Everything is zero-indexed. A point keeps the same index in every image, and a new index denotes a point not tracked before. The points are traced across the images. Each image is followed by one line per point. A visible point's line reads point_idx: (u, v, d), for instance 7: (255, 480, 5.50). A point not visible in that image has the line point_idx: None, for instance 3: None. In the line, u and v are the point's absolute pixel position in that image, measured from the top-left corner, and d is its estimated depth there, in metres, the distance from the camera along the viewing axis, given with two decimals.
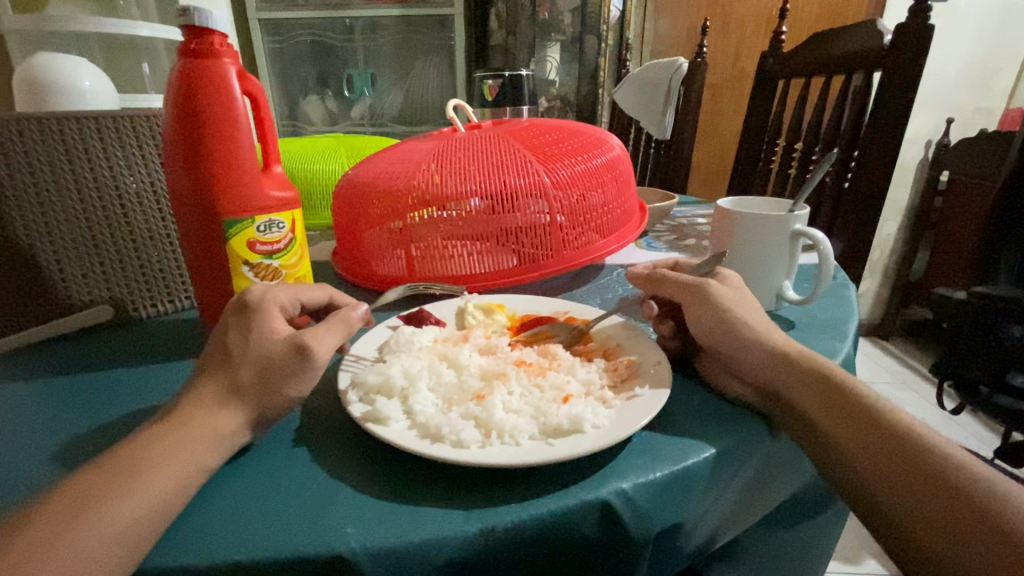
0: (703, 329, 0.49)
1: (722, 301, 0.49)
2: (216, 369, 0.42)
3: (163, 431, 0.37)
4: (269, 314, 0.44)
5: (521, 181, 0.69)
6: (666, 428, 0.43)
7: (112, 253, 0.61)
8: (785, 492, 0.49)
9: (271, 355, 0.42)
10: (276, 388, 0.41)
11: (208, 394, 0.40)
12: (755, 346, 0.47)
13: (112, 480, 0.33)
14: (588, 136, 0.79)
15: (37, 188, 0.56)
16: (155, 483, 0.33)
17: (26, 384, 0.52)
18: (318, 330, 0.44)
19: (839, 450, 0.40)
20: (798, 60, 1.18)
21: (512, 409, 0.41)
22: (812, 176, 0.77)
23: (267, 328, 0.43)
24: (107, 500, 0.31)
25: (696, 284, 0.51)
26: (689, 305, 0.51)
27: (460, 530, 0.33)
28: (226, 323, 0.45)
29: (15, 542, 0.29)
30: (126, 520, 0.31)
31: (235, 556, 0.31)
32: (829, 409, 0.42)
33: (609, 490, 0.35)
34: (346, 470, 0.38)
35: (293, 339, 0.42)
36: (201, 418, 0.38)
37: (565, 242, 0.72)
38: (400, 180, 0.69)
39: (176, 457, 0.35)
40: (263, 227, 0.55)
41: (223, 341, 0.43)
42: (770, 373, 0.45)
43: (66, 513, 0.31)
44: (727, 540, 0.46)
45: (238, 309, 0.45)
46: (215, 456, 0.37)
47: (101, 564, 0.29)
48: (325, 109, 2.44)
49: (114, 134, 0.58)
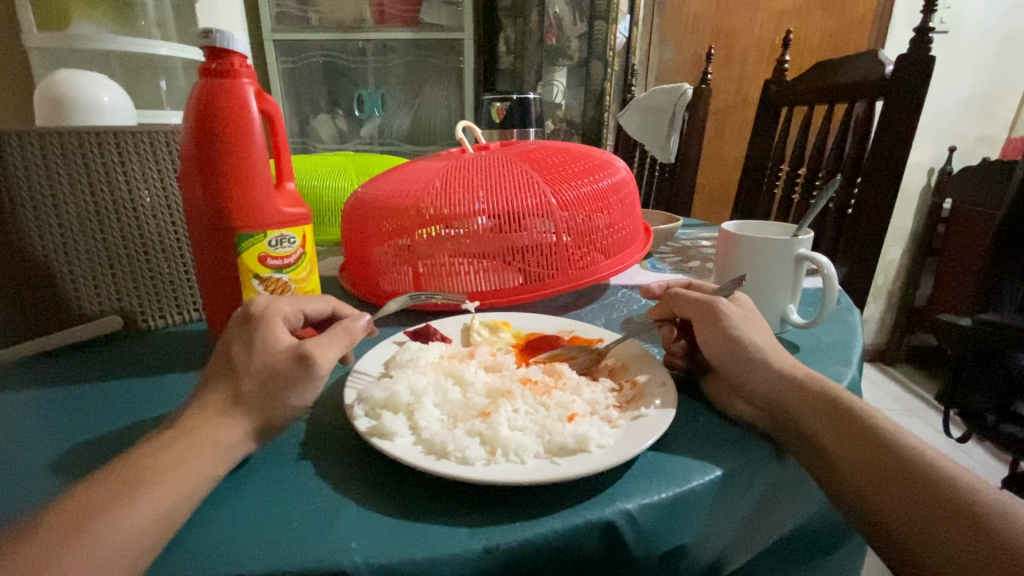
0: (711, 348, 0.50)
1: (730, 321, 0.50)
2: (221, 379, 0.42)
3: (167, 441, 0.37)
4: (272, 325, 0.45)
5: (528, 201, 0.70)
6: (669, 448, 0.43)
7: (124, 264, 0.62)
8: (794, 519, 0.49)
9: (275, 365, 0.42)
10: (280, 397, 0.42)
11: (214, 405, 0.40)
12: (761, 367, 0.47)
13: (114, 492, 0.33)
14: (595, 158, 0.80)
15: (55, 200, 0.57)
16: (157, 496, 0.33)
17: (32, 392, 0.52)
18: (321, 341, 0.44)
19: (845, 472, 0.40)
20: (801, 88, 1.20)
21: (518, 426, 0.41)
22: (815, 202, 0.78)
23: (272, 339, 0.44)
24: (113, 510, 0.31)
25: (705, 304, 0.52)
26: (697, 325, 0.51)
27: (463, 547, 0.33)
28: (231, 333, 0.45)
29: (20, 550, 0.29)
30: (127, 534, 0.31)
31: (236, 569, 0.31)
32: (835, 430, 0.42)
33: (613, 510, 0.35)
34: (349, 485, 0.38)
35: (297, 349, 0.43)
36: (207, 428, 0.38)
37: (570, 262, 0.72)
38: (411, 199, 0.71)
39: (180, 468, 0.35)
40: (275, 242, 0.55)
41: (227, 353, 0.43)
42: (777, 395, 0.45)
43: (71, 522, 0.31)
44: (735, 567, 0.45)
45: (244, 320, 0.45)
46: (218, 468, 0.37)
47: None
48: (335, 128, 2.49)
49: (132, 149, 0.60)
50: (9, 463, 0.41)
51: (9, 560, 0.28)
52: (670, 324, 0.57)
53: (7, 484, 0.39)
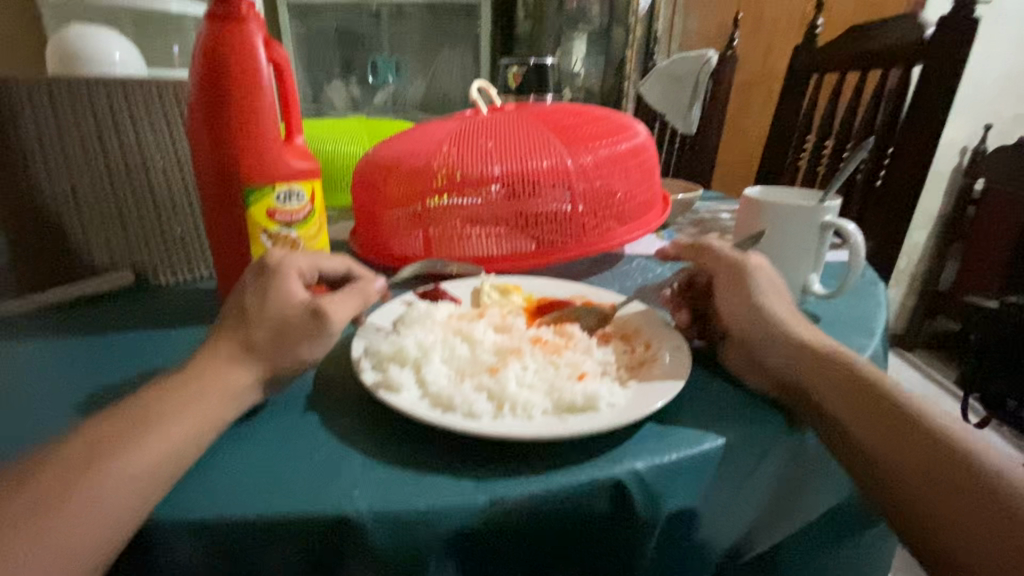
0: (732, 312, 0.49)
1: (756, 284, 0.50)
2: (232, 328, 0.41)
3: (178, 385, 0.37)
4: (287, 277, 0.44)
5: (543, 164, 0.69)
6: (683, 409, 0.41)
7: (134, 219, 0.61)
8: (825, 502, 0.46)
9: (288, 317, 0.42)
10: (291, 349, 0.41)
11: (224, 351, 0.40)
12: (781, 337, 0.45)
13: (125, 432, 0.33)
14: (614, 121, 0.78)
15: (65, 151, 0.57)
16: (168, 438, 0.33)
17: (47, 340, 0.53)
18: (336, 299, 0.44)
19: (865, 451, 0.39)
20: (832, 55, 1.15)
21: (526, 384, 0.41)
22: (841, 171, 0.75)
23: (284, 291, 0.43)
24: (123, 450, 0.31)
25: (736, 261, 0.51)
26: (723, 283, 0.51)
27: (468, 499, 0.32)
28: (244, 281, 0.44)
29: (34, 483, 0.29)
30: (136, 473, 0.31)
31: (243, 513, 0.31)
32: (851, 408, 0.40)
33: (622, 469, 0.34)
34: (355, 436, 0.38)
35: (313, 305, 0.43)
36: (217, 374, 0.38)
37: (585, 229, 0.71)
38: (422, 159, 0.69)
39: (189, 412, 0.35)
40: (283, 196, 0.54)
41: (240, 301, 0.43)
42: (795, 368, 0.43)
43: (83, 460, 0.31)
44: (755, 542, 0.44)
45: (257, 271, 0.44)
46: (226, 412, 0.37)
47: (111, 519, 0.29)
48: (348, 95, 2.44)
49: (139, 99, 0.58)
50: (27, 404, 0.42)
51: (21, 493, 0.29)
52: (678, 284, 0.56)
53: (23, 424, 0.39)
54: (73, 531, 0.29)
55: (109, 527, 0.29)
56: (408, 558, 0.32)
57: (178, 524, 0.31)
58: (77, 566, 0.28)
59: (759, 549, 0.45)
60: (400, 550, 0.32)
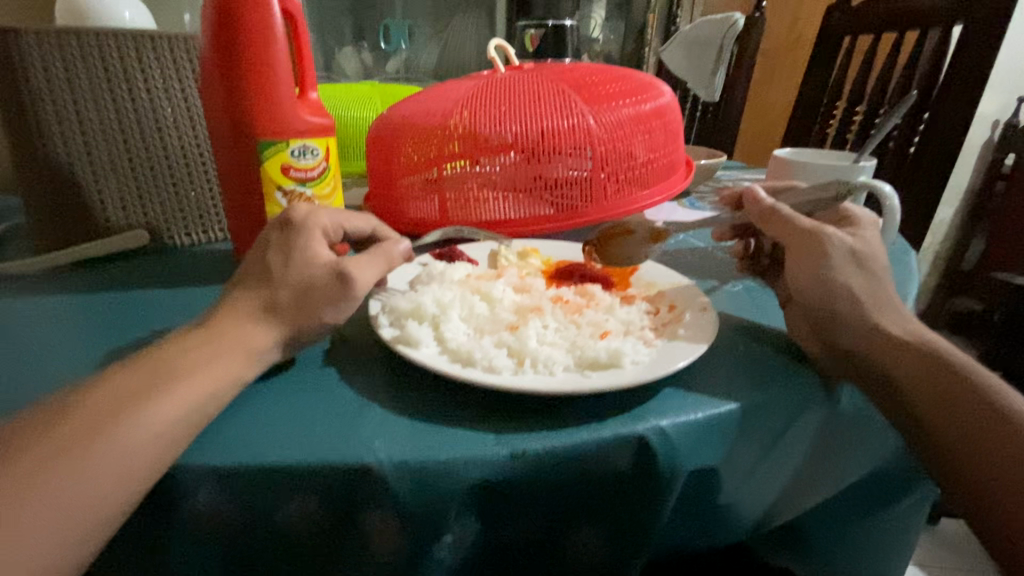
0: (799, 281, 0.44)
1: (832, 258, 0.43)
2: (254, 284, 0.40)
3: (196, 338, 0.36)
4: (313, 235, 0.42)
5: (563, 123, 0.66)
6: (710, 368, 0.40)
7: (149, 177, 0.60)
8: (857, 472, 0.44)
9: (313, 278, 0.40)
10: (313, 312, 0.40)
11: (244, 307, 0.39)
12: (860, 319, 0.42)
13: (144, 384, 0.32)
14: (638, 79, 0.75)
15: (77, 106, 0.56)
16: (188, 392, 0.32)
17: (63, 297, 0.52)
18: (360, 261, 0.42)
19: (953, 456, 0.37)
20: (867, 15, 1.10)
21: (547, 341, 0.40)
22: (874, 135, 0.72)
23: (310, 250, 0.41)
24: (143, 403, 0.31)
25: (811, 232, 0.45)
26: (796, 252, 0.45)
27: (489, 451, 0.32)
28: (267, 237, 0.43)
29: (54, 433, 0.29)
30: (156, 425, 0.30)
31: (263, 460, 0.31)
32: (944, 412, 0.38)
33: (646, 426, 0.33)
34: (373, 390, 0.37)
35: (337, 266, 0.41)
36: (236, 330, 0.37)
37: (605, 192, 0.69)
38: (438, 118, 0.67)
39: (211, 367, 0.34)
40: (298, 152, 0.53)
41: (263, 257, 0.41)
42: (882, 359, 0.40)
43: (103, 413, 0.30)
44: (780, 511, 0.42)
45: (281, 225, 0.43)
46: (246, 366, 0.36)
47: (133, 469, 0.29)
48: (359, 63, 2.31)
49: (152, 54, 0.57)
50: (46, 359, 0.41)
51: (44, 440, 0.29)
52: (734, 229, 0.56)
53: (43, 378, 0.39)
54: (95, 480, 0.28)
55: (131, 477, 0.29)
56: (428, 510, 0.31)
57: (199, 472, 0.31)
58: (100, 514, 0.28)
59: (785, 519, 0.44)
60: (421, 500, 0.31)
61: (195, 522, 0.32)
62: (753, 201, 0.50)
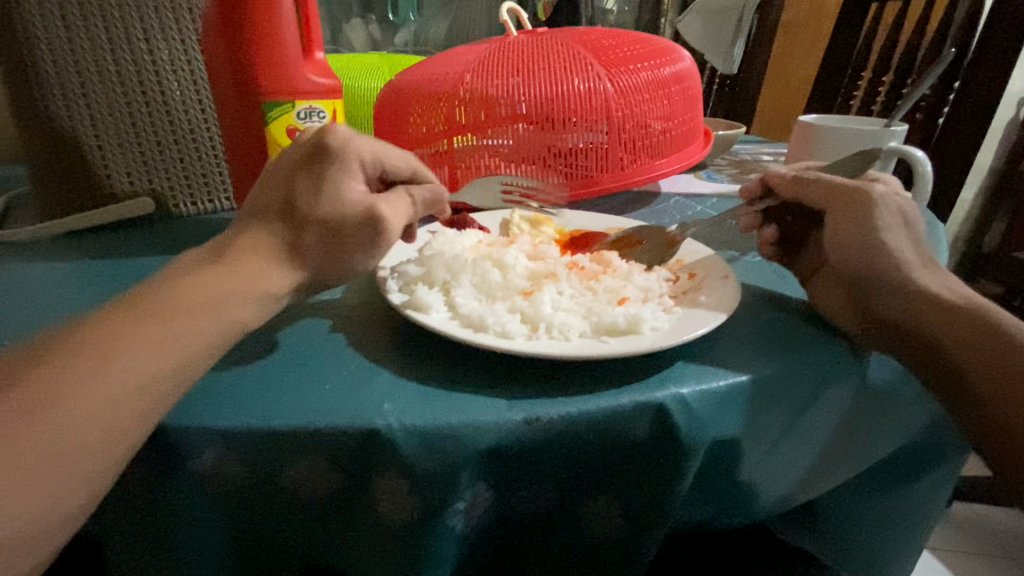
0: (841, 244, 0.41)
1: (879, 220, 0.41)
2: (277, 218, 0.38)
3: (198, 274, 0.34)
4: (347, 170, 0.38)
5: (579, 88, 0.64)
6: (732, 338, 0.38)
7: (152, 142, 0.58)
8: (884, 449, 0.43)
9: (343, 221, 0.37)
10: (341, 256, 0.38)
11: (266, 245, 0.37)
12: (908, 283, 0.40)
13: (130, 327, 0.30)
14: (656, 43, 0.72)
15: (77, 67, 0.54)
16: (185, 337, 0.31)
17: (65, 262, 0.51)
18: (393, 205, 0.40)
19: (1000, 419, 0.36)
20: None
21: (562, 307, 0.38)
22: (904, 103, 0.69)
23: (341, 186, 0.38)
24: (134, 348, 0.29)
25: (858, 191, 0.42)
26: (838, 214, 0.42)
27: (502, 417, 0.31)
28: (294, 162, 0.39)
29: (33, 378, 0.27)
30: (151, 371, 0.29)
31: (267, 423, 0.30)
32: (998, 377, 0.36)
33: (666, 394, 0.32)
34: (382, 355, 0.36)
35: (370, 211, 0.38)
36: (256, 269, 0.35)
37: (620, 162, 0.67)
38: (449, 83, 0.65)
39: (208, 311, 0.32)
40: (304, 114, 0.52)
41: (291, 186, 0.38)
42: (925, 322, 0.39)
43: (85, 356, 0.28)
44: (802, 489, 0.41)
45: (312, 152, 0.39)
46: (251, 311, 0.34)
47: (127, 417, 0.28)
48: None
49: (152, 12, 0.54)
50: (39, 322, 0.40)
51: (22, 385, 0.26)
52: (763, 209, 0.51)
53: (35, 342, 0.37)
54: (87, 427, 0.27)
55: (124, 424, 0.28)
56: (438, 477, 0.30)
57: (201, 435, 0.30)
58: (94, 462, 0.27)
59: (807, 498, 0.42)
60: (431, 466, 0.30)
61: (199, 485, 0.31)
62: (776, 178, 0.48)
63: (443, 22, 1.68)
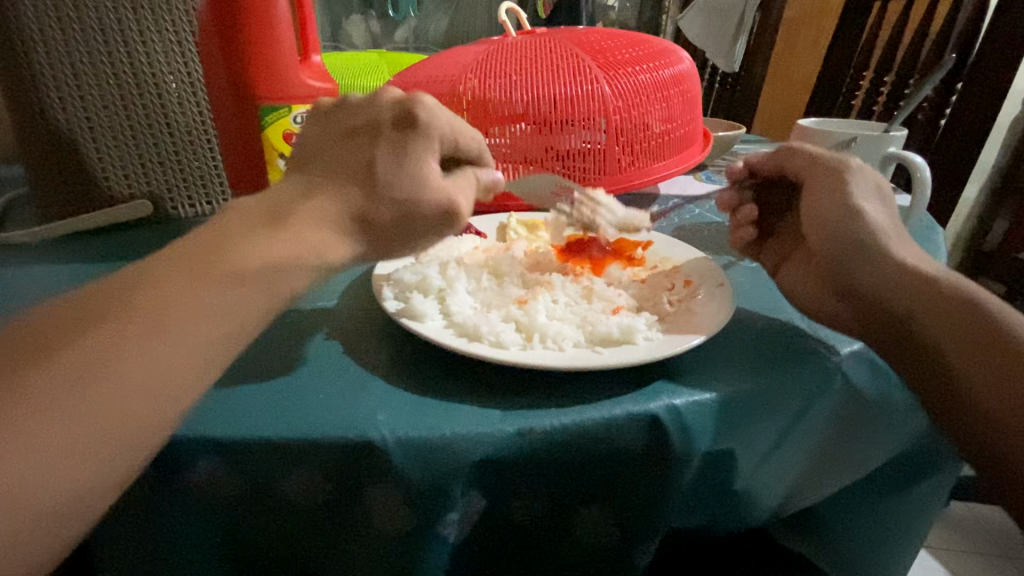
0: (814, 211, 0.44)
1: (854, 189, 0.44)
2: (349, 180, 0.34)
3: (265, 233, 0.31)
4: (432, 149, 0.35)
5: (578, 90, 0.64)
6: (728, 351, 0.38)
7: (150, 144, 0.58)
8: (878, 457, 0.42)
9: (419, 206, 0.34)
10: (405, 241, 0.36)
11: (327, 211, 0.33)
12: (881, 254, 0.41)
13: (188, 287, 0.28)
14: (656, 45, 0.71)
15: (74, 70, 0.53)
16: (244, 306, 0.29)
17: (60, 267, 0.51)
18: (464, 191, 0.37)
19: (962, 391, 0.36)
20: None
21: (557, 316, 0.39)
22: (904, 106, 0.68)
23: (423, 166, 0.35)
24: (185, 319, 0.27)
25: (834, 164, 0.45)
26: (815, 184, 0.45)
27: (496, 428, 0.31)
28: (376, 127, 0.35)
29: (84, 340, 0.25)
30: (202, 337, 0.28)
31: (261, 434, 0.30)
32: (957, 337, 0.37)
33: (658, 404, 0.32)
34: (377, 364, 0.36)
35: (449, 199, 0.35)
36: (317, 236, 0.32)
37: (618, 165, 0.66)
38: (447, 85, 0.65)
39: (267, 281, 0.30)
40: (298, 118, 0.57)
41: (370, 153, 0.34)
42: (886, 292, 0.39)
43: (136, 328, 0.26)
44: (796, 496, 0.41)
45: (400, 119, 0.35)
46: (309, 280, 0.32)
47: (177, 384, 0.27)
48: None
49: (149, 14, 0.53)
50: None
51: (76, 345, 0.25)
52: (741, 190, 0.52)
53: None
54: (141, 395, 0.26)
55: (176, 390, 0.27)
56: (431, 486, 0.30)
57: (201, 445, 0.30)
58: (145, 429, 0.26)
59: (803, 505, 0.42)
60: (426, 478, 0.30)
61: (196, 495, 0.31)
62: (757, 158, 0.50)
63: (443, 19, 1.64)
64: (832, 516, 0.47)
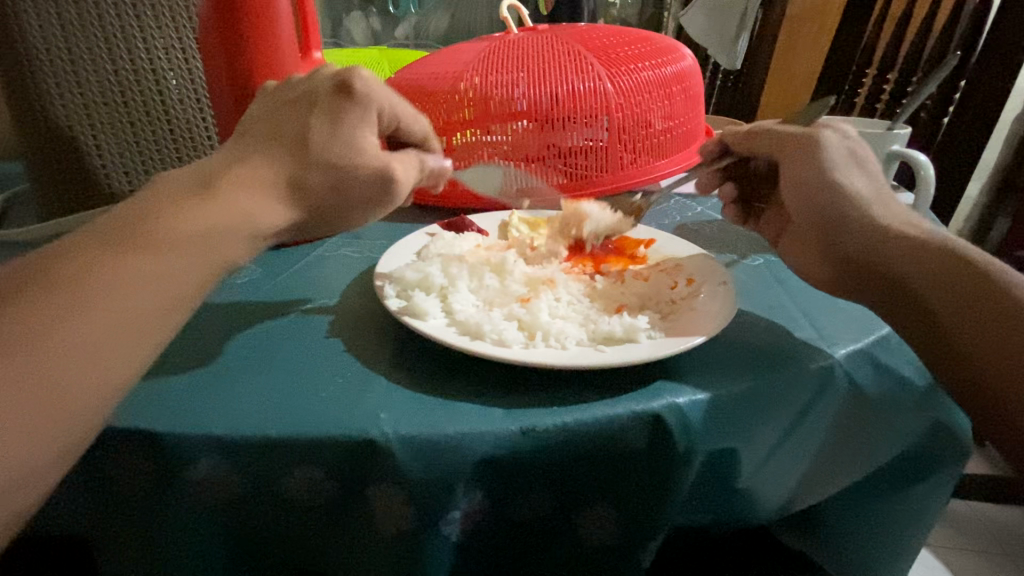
0: (793, 186, 0.45)
1: (828, 158, 0.44)
2: (279, 147, 0.34)
3: (189, 202, 0.31)
4: (367, 118, 0.37)
5: (580, 87, 0.63)
6: (731, 350, 0.38)
7: (152, 142, 0.58)
8: (880, 458, 0.42)
9: (352, 172, 0.36)
10: (341, 211, 0.37)
11: (263, 178, 0.33)
12: (860, 221, 0.41)
13: (108, 258, 0.28)
14: (659, 42, 0.71)
15: (74, 66, 0.53)
16: (172, 274, 0.29)
17: None
18: (404, 166, 0.39)
19: (953, 352, 0.35)
20: None
21: (559, 314, 0.38)
22: (907, 105, 0.68)
23: (359, 134, 0.36)
24: (107, 286, 0.27)
25: (804, 135, 0.46)
26: (789, 159, 0.46)
27: (496, 426, 0.31)
28: (314, 97, 0.36)
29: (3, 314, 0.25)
30: (139, 306, 0.27)
31: (264, 432, 0.30)
32: (941, 292, 0.36)
33: (661, 403, 0.32)
34: (379, 361, 0.36)
35: (383, 165, 0.37)
36: (251, 203, 0.32)
37: (620, 163, 0.66)
38: (449, 82, 0.64)
39: (195, 250, 0.29)
40: None
41: (306, 120, 0.35)
42: (868, 252, 0.40)
43: (56, 297, 0.26)
44: (797, 494, 0.41)
45: (337, 89, 0.36)
46: (244, 249, 0.32)
47: (118, 358, 0.27)
48: None
49: (150, 11, 0.53)
50: None
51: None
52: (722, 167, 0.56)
53: None
54: (80, 371, 0.26)
55: (115, 363, 0.27)
56: (430, 484, 0.30)
57: (203, 443, 0.30)
58: (89, 405, 0.26)
59: (805, 503, 0.42)
60: (428, 476, 0.30)
61: (196, 493, 0.31)
62: (731, 134, 0.51)
63: (444, 16, 1.64)
64: (833, 517, 0.47)
